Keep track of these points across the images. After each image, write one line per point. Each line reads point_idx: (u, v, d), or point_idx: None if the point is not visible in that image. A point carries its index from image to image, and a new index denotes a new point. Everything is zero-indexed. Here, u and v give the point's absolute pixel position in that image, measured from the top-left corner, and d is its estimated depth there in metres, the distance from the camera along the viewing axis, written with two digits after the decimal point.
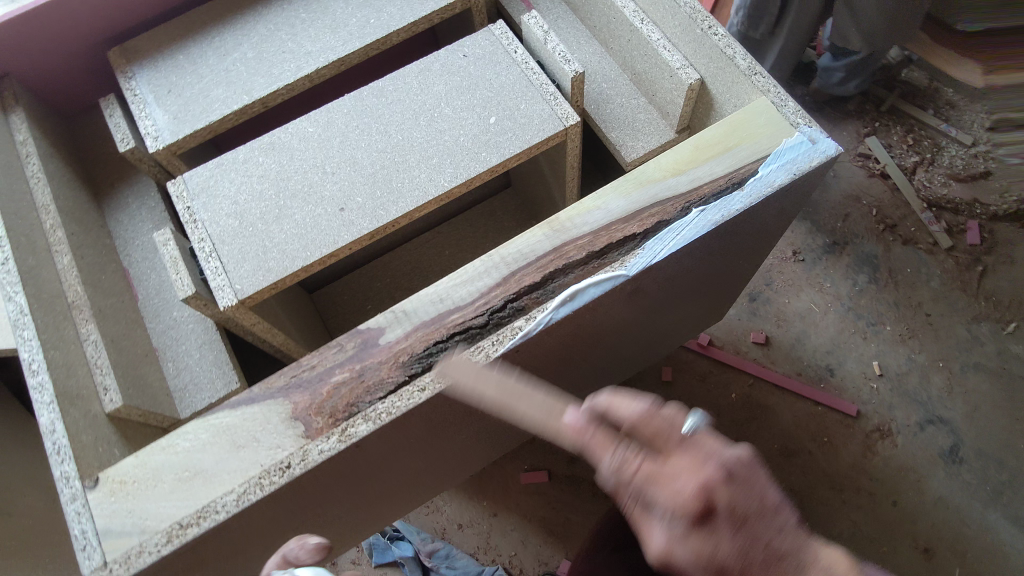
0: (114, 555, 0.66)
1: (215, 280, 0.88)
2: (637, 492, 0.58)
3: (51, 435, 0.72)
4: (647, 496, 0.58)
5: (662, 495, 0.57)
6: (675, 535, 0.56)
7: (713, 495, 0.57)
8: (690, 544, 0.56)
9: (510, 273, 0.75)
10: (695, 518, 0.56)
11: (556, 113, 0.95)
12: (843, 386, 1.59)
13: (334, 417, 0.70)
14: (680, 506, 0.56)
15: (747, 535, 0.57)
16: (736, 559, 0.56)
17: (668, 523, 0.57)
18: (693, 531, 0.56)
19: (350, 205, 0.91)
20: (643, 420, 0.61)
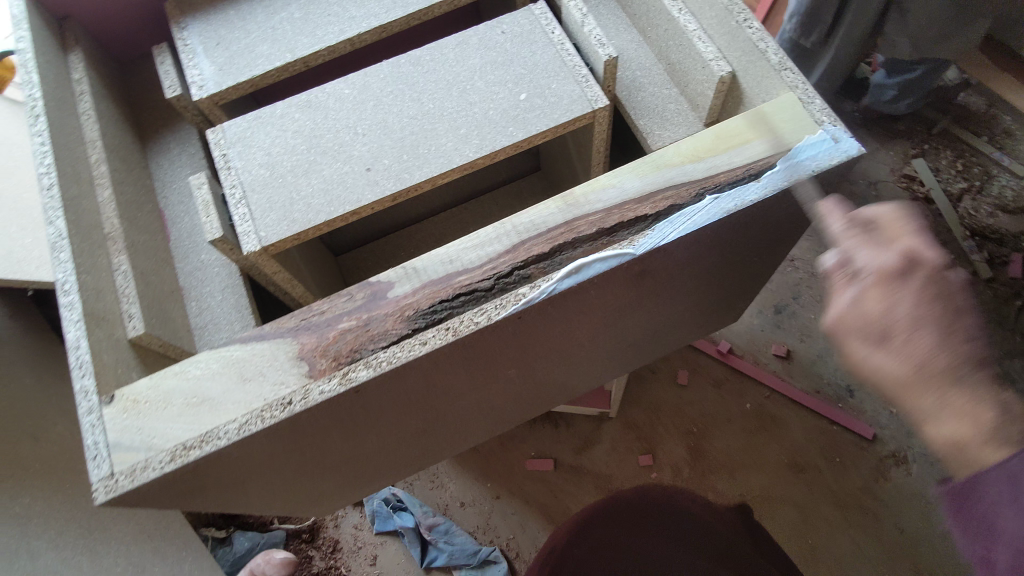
0: (121, 467, 0.71)
1: (242, 225, 0.92)
2: (848, 252, 0.72)
3: (74, 351, 0.76)
4: (854, 254, 0.72)
5: (861, 256, 0.71)
6: (862, 289, 0.69)
7: (911, 266, 0.68)
8: (868, 302, 0.69)
9: (520, 242, 0.77)
10: (888, 271, 0.68)
11: (586, 95, 0.96)
12: (863, 407, 1.72)
13: (337, 360, 0.73)
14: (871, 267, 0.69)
15: (931, 309, 0.66)
16: (904, 321, 0.66)
17: (859, 277, 0.70)
18: (873, 285, 0.69)
19: (376, 166, 0.94)
20: (888, 218, 0.72)
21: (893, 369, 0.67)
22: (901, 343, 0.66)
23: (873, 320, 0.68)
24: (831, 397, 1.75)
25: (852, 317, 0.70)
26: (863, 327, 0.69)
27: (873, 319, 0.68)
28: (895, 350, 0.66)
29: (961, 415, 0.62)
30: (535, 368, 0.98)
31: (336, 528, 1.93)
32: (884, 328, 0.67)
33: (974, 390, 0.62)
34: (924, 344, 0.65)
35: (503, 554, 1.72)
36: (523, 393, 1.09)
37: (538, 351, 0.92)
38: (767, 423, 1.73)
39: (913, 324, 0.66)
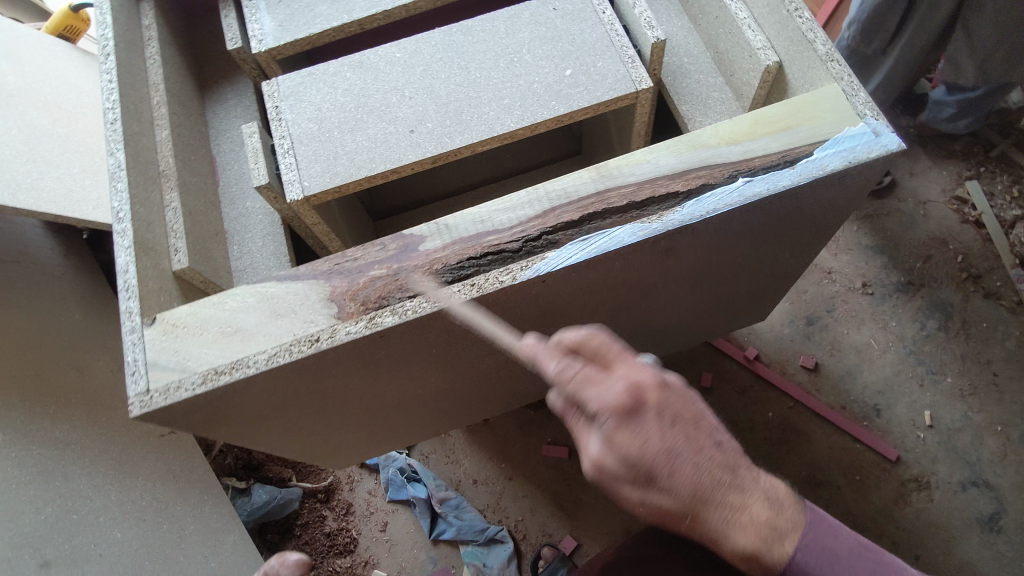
0: (156, 385, 0.75)
1: (288, 174, 0.96)
2: (572, 394, 0.69)
3: (123, 275, 0.81)
4: (580, 398, 0.68)
5: (591, 397, 0.67)
6: (607, 438, 0.66)
7: (643, 394, 0.67)
8: (617, 442, 0.66)
9: (550, 208, 0.79)
10: (623, 415, 0.66)
11: (630, 76, 0.97)
12: (888, 428, 1.67)
13: (365, 305, 0.76)
14: (604, 411, 0.66)
15: (672, 437, 0.66)
16: (661, 459, 0.65)
17: (601, 423, 0.67)
18: (613, 435, 0.66)
19: (420, 129, 0.97)
20: (592, 343, 0.72)
21: (666, 505, 0.66)
22: (665, 482, 0.65)
23: (627, 469, 0.66)
24: (857, 415, 1.70)
25: (606, 468, 0.67)
26: (625, 475, 0.66)
27: (631, 471, 0.66)
28: (663, 491, 0.66)
29: (738, 526, 0.65)
30: None
31: (351, 492, 2.15)
32: (640, 473, 0.66)
33: (733, 483, 0.67)
34: (683, 475, 0.66)
35: (510, 534, 2.01)
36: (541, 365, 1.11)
37: (560, 322, 0.94)
38: (790, 435, 1.69)
39: (666, 459, 0.65)
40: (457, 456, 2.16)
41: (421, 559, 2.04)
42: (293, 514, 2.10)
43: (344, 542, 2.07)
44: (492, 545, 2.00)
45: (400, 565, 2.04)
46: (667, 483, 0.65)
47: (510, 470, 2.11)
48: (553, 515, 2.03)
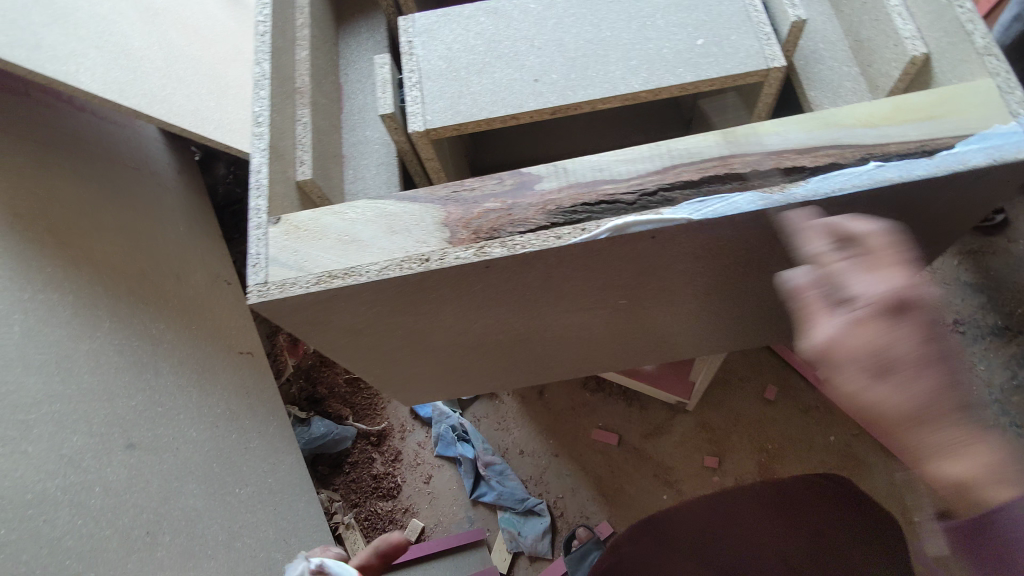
0: (274, 279, 0.80)
1: (412, 106, 0.99)
2: (836, 274, 0.72)
3: (256, 175, 0.87)
4: (841, 279, 0.72)
5: (857, 281, 0.71)
6: (855, 319, 0.70)
7: (905, 297, 0.69)
8: (867, 324, 0.69)
9: (669, 167, 0.79)
10: (888, 309, 0.69)
11: (762, 53, 0.96)
12: None
13: (477, 233, 0.79)
14: (862, 299, 0.70)
15: (926, 359, 0.69)
16: (911, 366, 0.68)
17: (854, 300, 0.70)
18: (859, 315, 0.69)
19: (544, 79, 0.98)
20: (876, 240, 0.73)
21: (895, 409, 0.69)
22: (902, 379, 0.69)
23: (867, 357, 0.69)
24: None
25: (841, 348, 0.70)
26: (857, 362, 0.69)
27: (867, 365, 0.69)
28: (890, 395, 0.69)
29: (956, 457, 0.67)
30: (645, 305, 1.01)
31: (402, 441, 2.23)
32: (873, 370, 0.69)
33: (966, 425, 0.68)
34: (919, 386, 0.68)
35: (548, 509, 2.05)
36: (622, 332, 1.12)
37: (654, 288, 0.94)
38: None
39: (916, 363, 0.68)
40: (507, 424, 2.22)
41: (458, 516, 2.10)
42: (345, 452, 2.19)
43: (388, 486, 2.15)
44: (529, 516, 2.04)
45: (438, 518, 2.11)
46: (897, 387, 0.68)
47: (557, 448, 2.14)
48: (592, 498, 2.04)
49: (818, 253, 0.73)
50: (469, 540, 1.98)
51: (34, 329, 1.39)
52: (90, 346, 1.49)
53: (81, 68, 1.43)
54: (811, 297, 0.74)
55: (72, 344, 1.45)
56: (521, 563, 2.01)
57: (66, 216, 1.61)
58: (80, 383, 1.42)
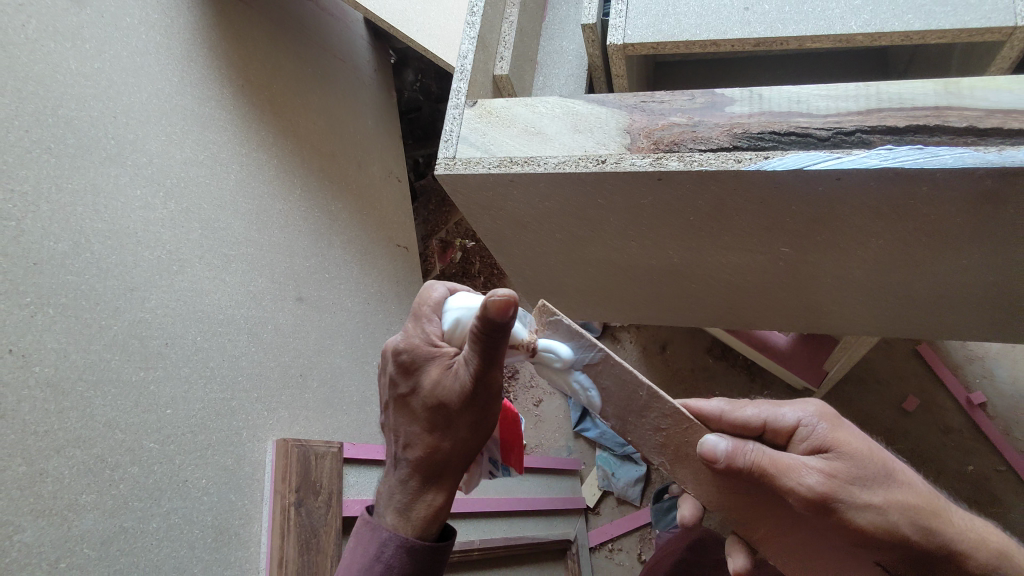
0: (461, 156, 0.87)
1: (615, 20, 1.01)
2: (765, 416, 0.81)
3: (462, 59, 0.93)
4: (774, 414, 0.81)
5: (790, 414, 0.81)
6: (824, 467, 0.75)
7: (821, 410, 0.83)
8: (839, 433, 0.78)
9: (874, 110, 0.75)
10: (827, 418, 0.80)
11: (1013, 8, 0.87)
12: None
13: (657, 145, 0.80)
14: (828, 441, 0.77)
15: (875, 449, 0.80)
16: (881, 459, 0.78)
17: (809, 432, 0.79)
18: (833, 461, 0.75)
19: (756, 9, 0.96)
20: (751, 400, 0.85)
21: (899, 498, 0.75)
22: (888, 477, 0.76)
23: (846, 467, 0.75)
24: None
25: (837, 472, 0.74)
26: (855, 475, 0.75)
27: (866, 467, 0.75)
28: (880, 488, 0.75)
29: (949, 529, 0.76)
30: (805, 259, 0.98)
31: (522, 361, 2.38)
32: (867, 472, 0.75)
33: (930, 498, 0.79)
34: (899, 468, 0.78)
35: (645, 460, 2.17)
36: (771, 286, 1.10)
37: (822, 244, 0.92)
38: None
39: (880, 450, 0.78)
40: None
41: (559, 444, 2.27)
42: None
43: None
44: (626, 462, 2.18)
45: (540, 441, 2.27)
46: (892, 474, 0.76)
47: None
48: None
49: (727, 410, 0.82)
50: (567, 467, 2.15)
51: (245, 181, 1.60)
52: (284, 207, 1.70)
53: None
54: (780, 459, 0.75)
55: (270, 201, 1.66)
56: (608, 501, 2.18)
57: (281, 91, 1.81)
58: (271, 236, 1.63)
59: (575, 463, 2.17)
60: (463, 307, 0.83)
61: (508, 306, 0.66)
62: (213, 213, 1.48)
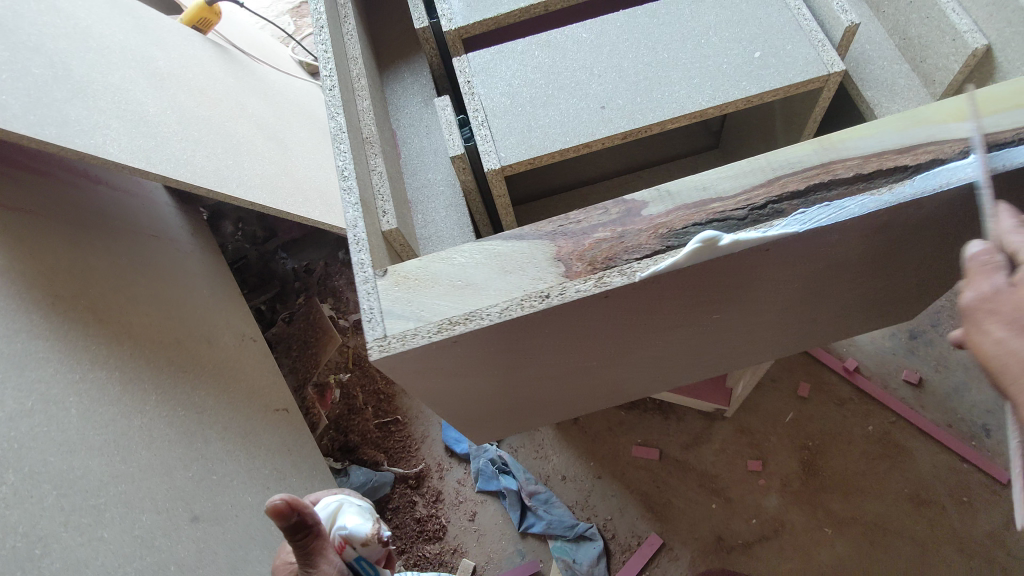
0: (393, 332, 0.79)
1: (484, 146, 0.99)
2: (1013, 245, 0.76)
3: (353, 229, 0.86)
4: (1017, 250, 0.75)
5: (1023, 254, 0.74)
6: (994, 300, 0.77)
7: None
8: (1019, 303, 0.74)
9: (774, 179, 0.80)
10: None
11: (821, 60, 0.99)
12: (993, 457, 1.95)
13: (593, 265, 0.78)
14: (998, 308, 0.76)
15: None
16: None
17: (1011, 290, 0.75)
18: (996, 309, 0.76)
19: (611, 105, 1.00)
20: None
21: (1006, 364, 0.77)
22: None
23: (1002, 323, 0.76)
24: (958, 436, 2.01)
25: (996, 300, 0.76)
26: (1008, 325, 0.76)
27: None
28: (1008, 351, 0.76)
29: None
30: (732, 316, 1.01)
31: (441, 480, 2.27)
32: (1008, 343, 0.76)
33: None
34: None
35: (600, 532, 2.09)
36: (699, 347, 1.13)
37: (748, 300, 0.96)
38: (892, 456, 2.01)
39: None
40: (546, 452, 2.27)
41: (509, 550, 2.13)
42: (385, 498, 2.22)
43: (433, 528, 2.18)
44: (582, 542, 2.07)
45: (488, 555, 2.13)
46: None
47: (599, 469, 2.20)
48: (642, 517, 2.09)
49: (1006, 232, 0.76)
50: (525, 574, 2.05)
51: (88, 409, 1.35)
52: (142, 420, 1.45)
53: (108, 139, 1.52)
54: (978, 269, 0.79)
55: (126, 420, 1.41)
56: None
57: (98, 293, 1.58)
58: (139, 459, 1.38)
59: (533, 564, 2.07)
60: (331, 510, 1.16)
61: (275, 504, 0.96)
62: (64, 463, 1.23)
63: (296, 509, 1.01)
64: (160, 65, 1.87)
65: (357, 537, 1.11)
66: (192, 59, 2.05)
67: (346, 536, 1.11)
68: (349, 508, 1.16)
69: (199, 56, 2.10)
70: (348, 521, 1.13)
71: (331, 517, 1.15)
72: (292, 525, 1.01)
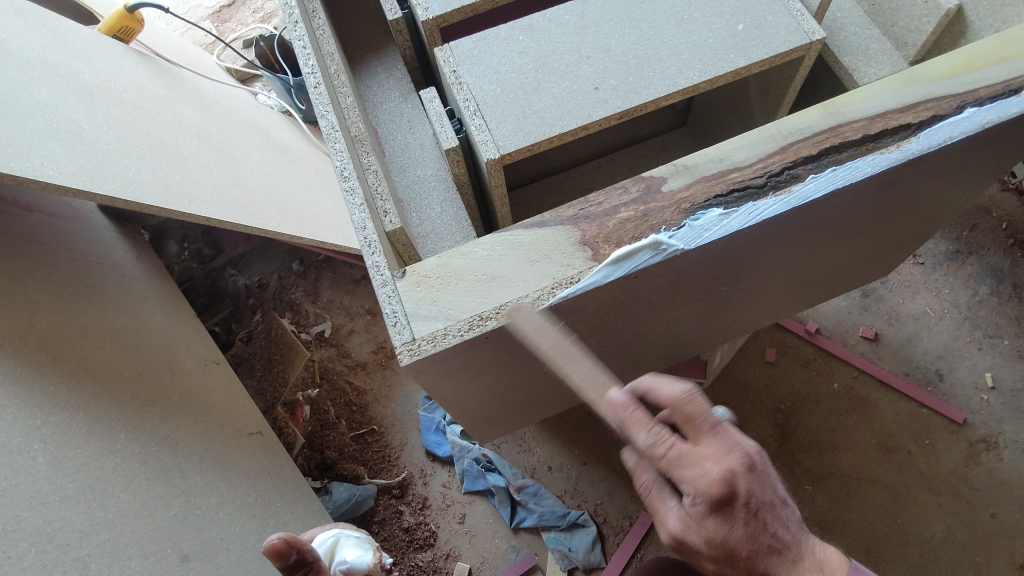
0: (421, 334, 0.75)
1: (480, 135, 0.96)
2: (666, 470, 0.79)
3: (362, 231, 0.81)
4: (672, 470, 0.79)
5: (685, 482, 0.78)
6: (682, 523, 0.81)
7: (734, 481, 0.78)
8: (711, 524, 0.79)
9: (786, 146, 0.82)
10: (720, 504, 0.78)
11: (802, 28, 1.01)
12: (953, 393, 2.03)
13: (621, 244, 0.77)
14: (694, 519, 0.80)
15: (754, 526, 0.80)
16: (742, 543, 0.80)
17: (692, 505, 0.79)
18: (693, 530, 0.81)
19: (605, 86, 0.98)
20: (681, 404, 0.81)
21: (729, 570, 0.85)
22: (747, 557, 0.81)
23: (705, 546, 0.81)
24: (921, 380, 2.07)
25: (688, 539, 0.83)
26: (710, 552, 0.81)
27: (715, 551, 0.80)
28: (726, 562, 0.83)
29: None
30: (737, 286, 1.02)
31: (426, 486, 2.20)
32: (727, 551, 0.80)
33: (797, 557, 0.84)
34: (766, 554, 0.82)
35: (592, 518, 2.09)
36: (701, 320, 1.14)
37: (758, 269, 0.97)
38: (859, 406, 2.04)
39: (745, 538, 0.80)
40: (528, 445, 2.24)
41: (503, 548, 2.09)
42: (369, 512, 2.15)
43: (424, 536, 2.12)
44: (575, 530, 2.06)
45: (482, 556, 2.09)
46: (744, 561, 0.81)
47: (585, 456, 2.19)
48: (631, 497, 2.10)
49: (651, 442, 0.77)
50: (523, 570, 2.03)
51: (57, 456, 1.24)
52: (116, 460, 1.35)
53: (45, 161, 1.41)
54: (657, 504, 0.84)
55: (99, 462, 1.31)
56: None
57: (49, 328, 1.46)
58: (119, 503, 1.28)
59: (530, 559, 2.05)
60: (327, 540, 1.41)
61: (275, 542, 1.07)
62: (39, 516, 1.13)
63: (294, 547, 1.11)
64: (86, 77, 1.73)
65: (359, 566, 1.37)
66: (118, 69, 1.90)
67: (347, 568, 1.36)
68: (346, 541, 1.42)
69: (124, 66, 1.94)
70: (352, 547, 1.40)
71: (327, 546, 1.41)
72: (293, 562, 1.11)
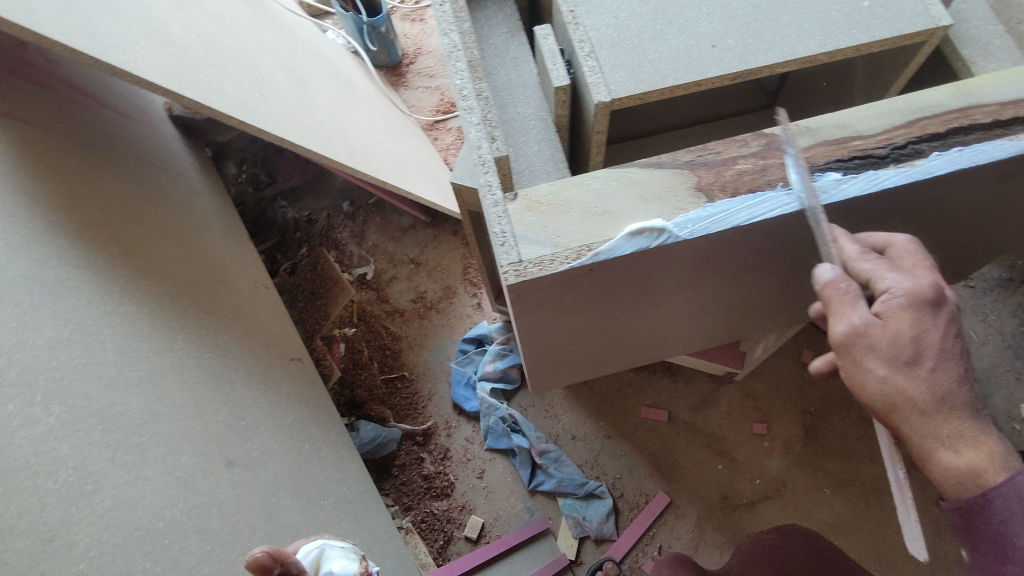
0: (529, 257, 0.76)
1: (593, 77, 0.96)
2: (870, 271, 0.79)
3: (477, 151, 0.84)
4: (873, 277, 0.79)
5: (888, 278, 0.78)
6: (891, 315, 0.78)
7: (940, 296, 0.79)
8: (902, 320, 0.78)
9: (913, 121, 0.81)
10: (925, 305, 0.78)
11: (929, 12, 0.99)
12: (986, 419, 2.00)
13: (736, 195, 0.77)
14: (898, 313, 0.78)
15: (942, 353, 0.80)
16: (929, 359, 0.79)
17: (893, 297, 0.78)
18: (903, 320, 0.78)
19: (722, 45, 0.97)
20: (902, 245, 0.82)
21: (902, 390, 0.80)
22: (922, 374, 0.80)
23: (897, 350, 0.79)
24: None
25: (872, 336, 0.79)
26: (893, 354, 0.79)
27: (901, 351, 0.78)
28: (899, 376, 0.80)
29: (964, 451, 0.81)
30: None
31: (449, 438, 2.22)
32: (913, 361, 0.79)
33: (955, 409, 0.81)
34: (940, 387, 0.80)
35: (609, 491, 2.08)
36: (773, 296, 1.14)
37: None
38: None
39: (934, 355, 0.79)
40: (555, 411, 2.24)
41: (518, 508, 2.10)
42: (391, 455, 2.17)
43: (442, 485, 2.14)
44: (592, 500, 2.06)
45: (496, 512, 2.10)
46: (927, 371, 0.79)
47: (609, 429, 2.19)
48: (650, 477, 2.10)
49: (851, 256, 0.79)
50: (536, 531, 1.98)
51: (124, 345, 1.28)
52: (173, 358, 1.38)
53: (140, 56, 1.42)
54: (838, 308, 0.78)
55: (159, 358, 1.34)
56: (587, 547, 2.02)
57: (121, 224, 1.48)
58: (174, 400, 1.31)
59: (544, 522, 2.00)
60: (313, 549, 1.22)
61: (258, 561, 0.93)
62: (104, 398, 1.17)
63: (278, 561, 0.97)
64: None
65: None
66: None
67: None
68: (332, 552, 1.23)
69: None
70: (337, 559, 1.22)
71: (313, 552, 1.21)
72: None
